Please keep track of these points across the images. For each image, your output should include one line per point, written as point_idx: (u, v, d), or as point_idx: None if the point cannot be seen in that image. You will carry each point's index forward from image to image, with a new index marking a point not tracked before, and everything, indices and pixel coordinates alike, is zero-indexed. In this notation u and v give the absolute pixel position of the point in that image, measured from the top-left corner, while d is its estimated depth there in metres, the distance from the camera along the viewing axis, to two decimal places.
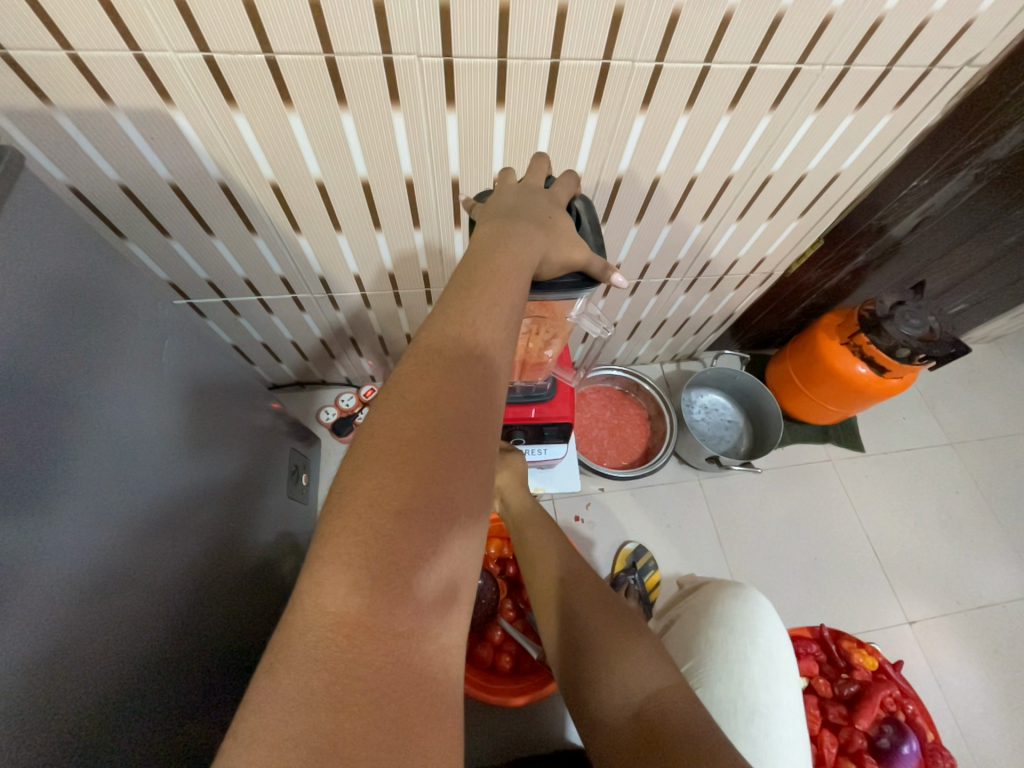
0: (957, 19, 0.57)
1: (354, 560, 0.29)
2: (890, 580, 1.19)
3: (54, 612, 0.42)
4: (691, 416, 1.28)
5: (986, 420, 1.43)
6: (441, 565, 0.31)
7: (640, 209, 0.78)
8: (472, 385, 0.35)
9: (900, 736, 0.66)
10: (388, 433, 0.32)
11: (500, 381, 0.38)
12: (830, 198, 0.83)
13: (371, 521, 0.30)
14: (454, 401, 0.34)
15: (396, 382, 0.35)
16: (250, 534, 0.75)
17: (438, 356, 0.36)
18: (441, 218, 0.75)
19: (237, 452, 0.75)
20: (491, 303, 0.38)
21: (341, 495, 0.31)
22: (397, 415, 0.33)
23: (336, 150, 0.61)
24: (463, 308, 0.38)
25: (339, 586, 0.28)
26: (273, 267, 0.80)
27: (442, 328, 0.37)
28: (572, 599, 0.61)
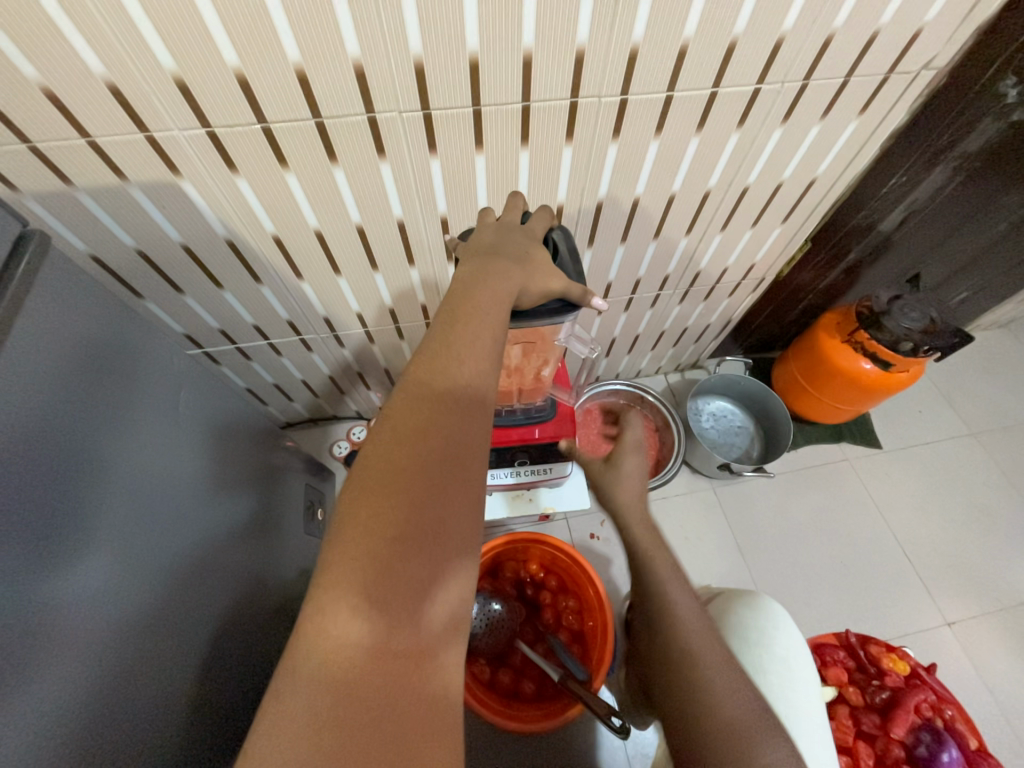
0: (907, 28, 0.59)
1: (355, 584, 0.31)
2: (922, 579, 1.15)
3: (91, 657, 0.44)
4: (699, 424, 1.27)
5: (1006, 406, 1.39)
6: (438, 587, 0.33)
7: (624, 228, 0.81)
8: (460, 414, 0.38)
9: (938, 744, 0.63)
10: (381, 463, 0.34)
11: (488, 407, 0.40)
12: (811, 202, 0.85)
13: (368, 546, 0.32)
14: (444, 429, 0.36)
15: (388, 414, 0.37)
16: (271, 573, 0.77)
17: (426, 388, 0.38)
18: (434, 254, 0.79)
19: (254, 492, 0.77)
20: (473, 335, 0.41)
21: (340, 523, 0.33)
22: (390, 443, 0.35)
23: (331, 202, 0.66)
24: (448, 341, 0.40)
25: (339, 610, 0.30)
26: (279, 312, 0.85)
27: (428, 361, 0.39)
28: (678, 622, 0.58)
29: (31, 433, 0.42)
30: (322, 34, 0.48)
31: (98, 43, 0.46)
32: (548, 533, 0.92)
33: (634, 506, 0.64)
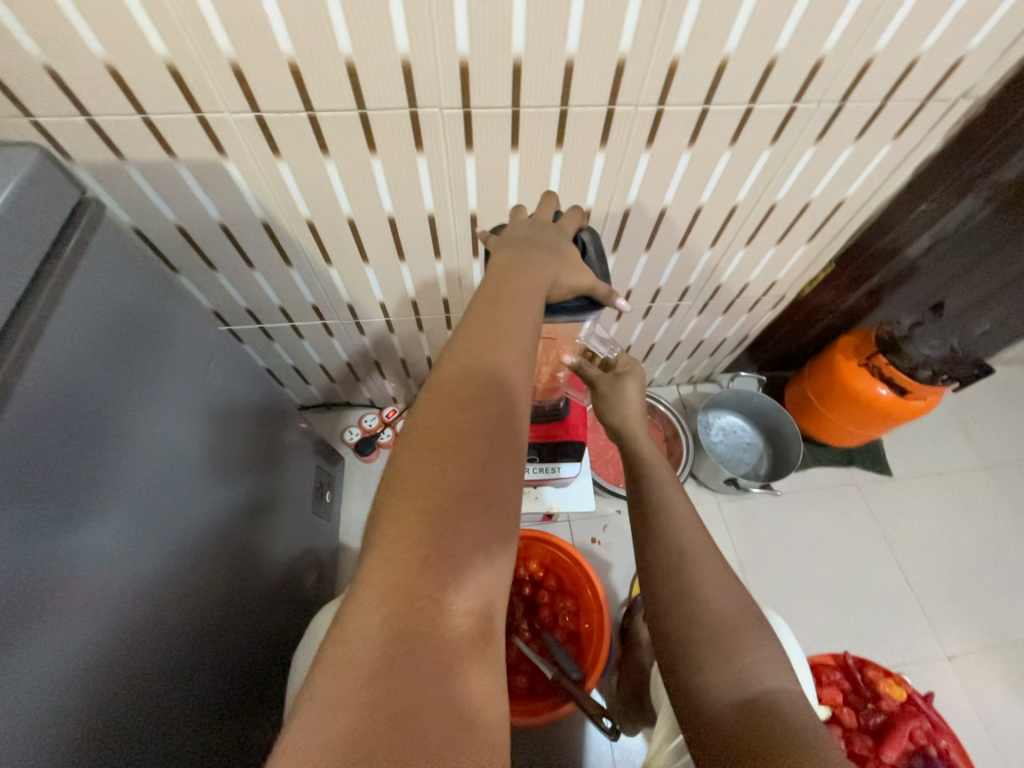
0: (948, 55, 0.59)
1: (409, 538, 0.33)
2: (925, 611, 1.13)
3: (102, 614, 0.46)
4: (709, 437, 1.27)
5: (1023, 443, 1.37)
6: (486, 548, 0.35)
7: (650, 235, 0.82)
8: (506, 387, 0.40)
9: None
10: (432, 429, 0.37)
11: (525, 391, 0.41)
12: (838, 222, 0.85)
13: (422, 503, 0.34)
14: (490, 401, 0.38)
15: (438, 385, 0.39)
16: (277, 548, 0.79)
17: (473, 362, 0.40)
18: (460, 248, 0.80)
19: (268, 468, 0.79)
20: (517, 314, 0.43)
21: (396, 482, 0.35)
22: (432, 421, 0.37)
23: (366, 191, 0.68)
24: (487, 326, 0.42)
25: (381, 571, 0.32)
26: (305, 295, 0.87)
27: (475, 337, 0.42)
28: (704, 589, 0.54)
29: (66, 396, 0.44)
30: (374, 27, 0.50)
31: (162, 23, 0.48)
32: (548, 532, 0.94)
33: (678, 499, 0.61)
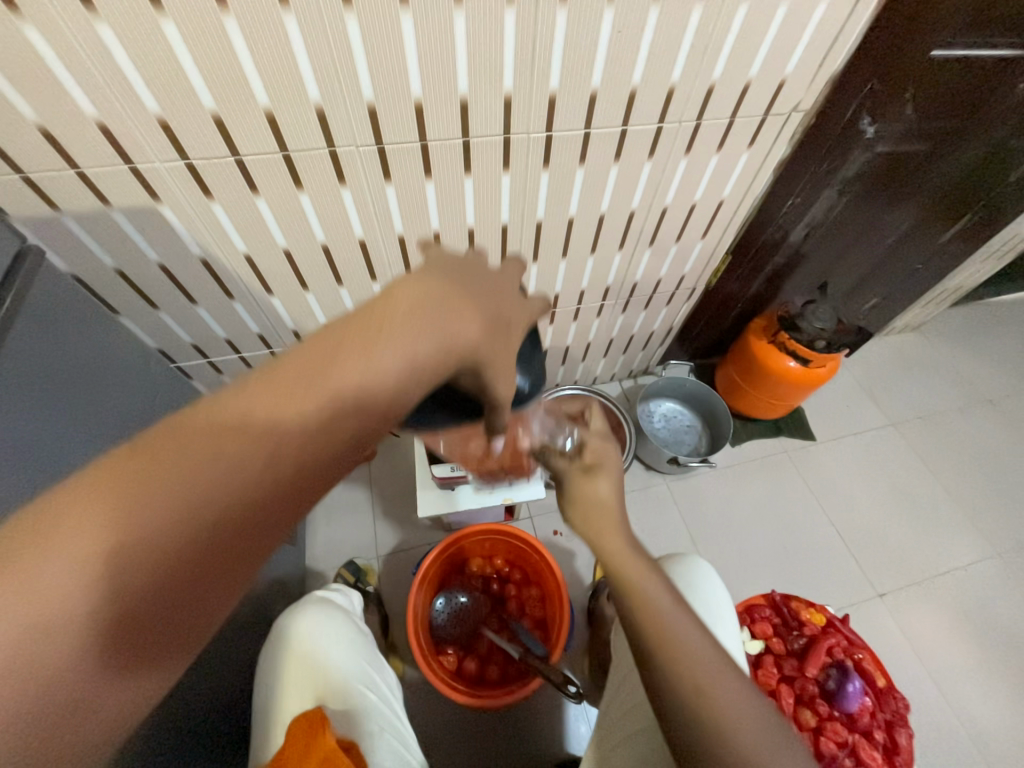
0: (773, 79, 0.73)
1: (127, 518, 0.27)
2: (856, 556, 1.25)
3: None
4: (651, 424, 1.38)
5: (921, 400, 1.56)
6: (209, 568, 0.29)
7: (563, 243, 0.92)
8: (345, 417, 0.32)
9: (844, 677, 0.73)
10: (240, 412, 0.30)
11: (373, 421, 0.33)
12: (723, 219, 0.99)
13: (160, 487, 0.28)
14: (302, 423, 0.31)
15: (285, 360, 0.32)
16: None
17: (335, 358, 0.32)
18: (394, 268, 0.87)
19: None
20: (420, 337, 0.34)
21: (167, 443, 0.29)
22: (207, 456, 0.29)
23: (298, 222, 0.74)
24: (365, 368, 0.32)
25: (76, 527, 0.26)
26: (250, 326, 0.91)
27: (358, 332, 0.33)
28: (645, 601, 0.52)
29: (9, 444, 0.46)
30: (287, 82, 0.57)
31: (91, 89, 0.54)
32: (507, 525, 0.99)
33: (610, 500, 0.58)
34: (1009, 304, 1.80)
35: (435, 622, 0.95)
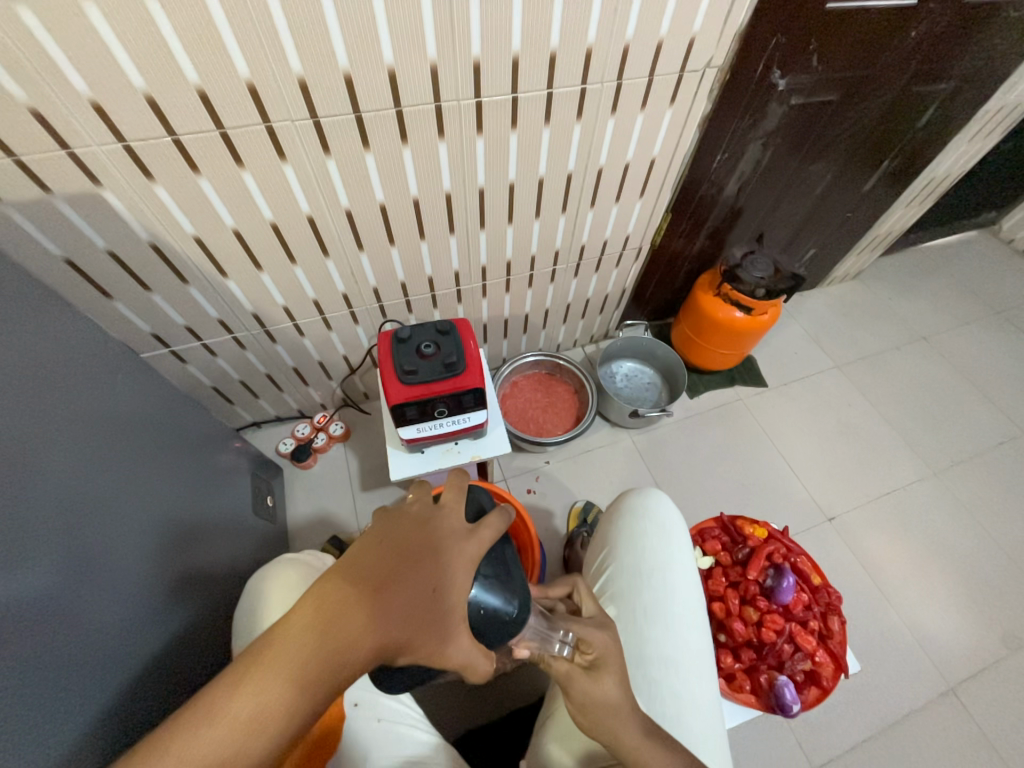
0: (683, 37, 0.78)
1: (286, 678, 0.33)
2: (807, 487, 1.36)
3: (37, 615, 0.51)
4: (613, 384, 1.45)
5: (862, 341, 1.67)
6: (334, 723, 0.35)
7: (508, 209, 0.96)
8: (435, 584, 0.40)
9: (780, 576, 0.83)
10: (360, 580, 0.38)
11: (453, 588, 0.41)
12: (658, 177, 1.04)
13: (313, 654, 0.34)
14: (408, 588, 0.39)
15: (387, 538, 0.41)
16: (198, 558, 0.84)
17: (418, 540, 0.42)
18: (345, 244, 0.91)
19: (176, 483, 0.84)
20: (478, 531, 0.45)
21: (307, 614, 0.35)
22: (311, 665, 0.34)
23: (243, 201, 0.77)
24: (413, 596, 0.38)
25: (247, 694, 0.32)
26: (209, 312, 0.93)
27: (427, 519, 0.43)
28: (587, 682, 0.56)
29: None
30: (215, 58, 0.60)
31: (18, 73, 0.55)
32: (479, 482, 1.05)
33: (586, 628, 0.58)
34: (935, 248, 1.94)
35: None
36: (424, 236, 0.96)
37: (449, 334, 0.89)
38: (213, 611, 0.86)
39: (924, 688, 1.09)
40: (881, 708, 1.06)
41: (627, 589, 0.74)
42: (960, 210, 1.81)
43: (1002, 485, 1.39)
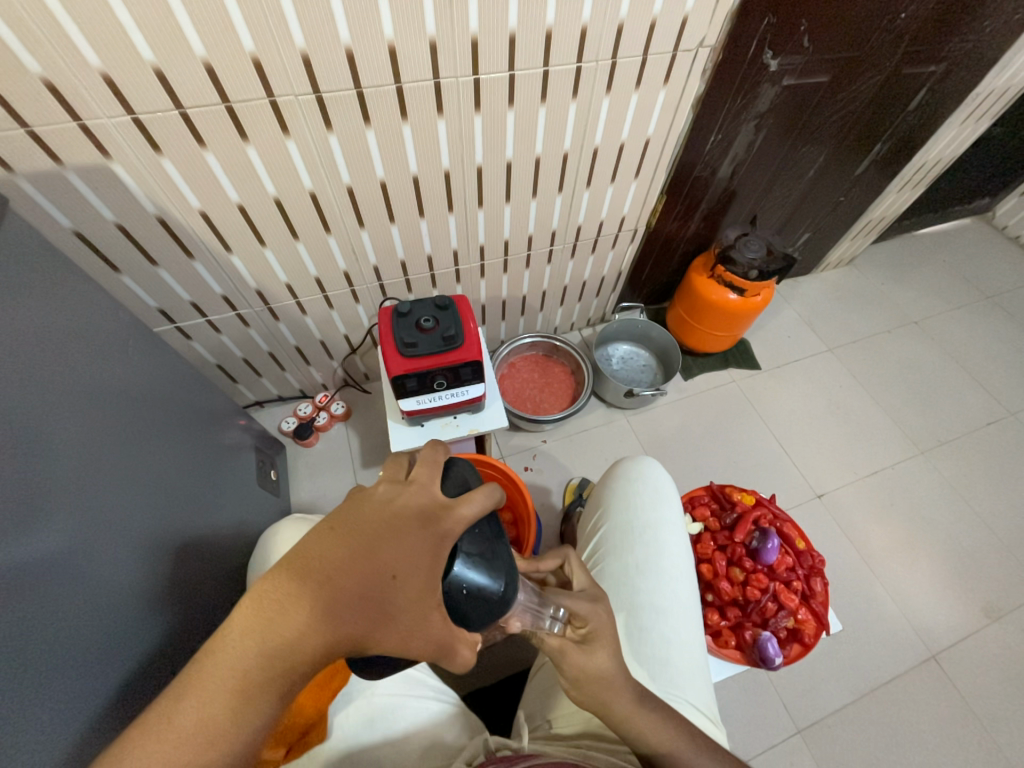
0: (676, 16, 0.80)
1: (257, 659, 0.32)
2: (798, 465, 1.40)
3: (49, 565, 0.54)
4: (609, 365, 1.48)
5: (854, 326, 1.70)
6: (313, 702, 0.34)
7: (505, 188, 0.99)
8: (412, 561, 0.37)
9: (766, 539, 0.88)
10: (331, 557, 0.35)
11: (431, 564, 0.38)
12: (652, 158, 1.07)
13: (284, 635, 0.32)
14: (381, 565, 0.36)
15: (358, 515, 0.37)
16: (202, 525, 0.87)
17: (392, 517, 0.38)
18: (347, 221, 0.93)
19: (182, 455, 0.87)
20: (458, 504, 0.40)
21: (279, 594, 0.33)
22: (249, 668, 0.32)
23: (248, 176, 0.79)
24: (362, 598, 0.34)
25: (218, 675, 0.32)
26: (213, 287, 0.96)
27: (402, 495, 0.40)
28: (581, 657, 0.57)
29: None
30: (221, 32, 0.62)
31: (32, 44, 0.57)
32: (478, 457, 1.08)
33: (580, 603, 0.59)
34: (929, 235, 1.96)
35: None
36: (424, 214, 0.98)
37: (448, 309, 0.92)
38: (219, 576, 0.90)
39: (907, 655, 1.13)
40: (865, 674, 1.10)
41: (621, 545, 0.77)
42: (952, 198, 1.84)
43: (989, 464, 1.43)
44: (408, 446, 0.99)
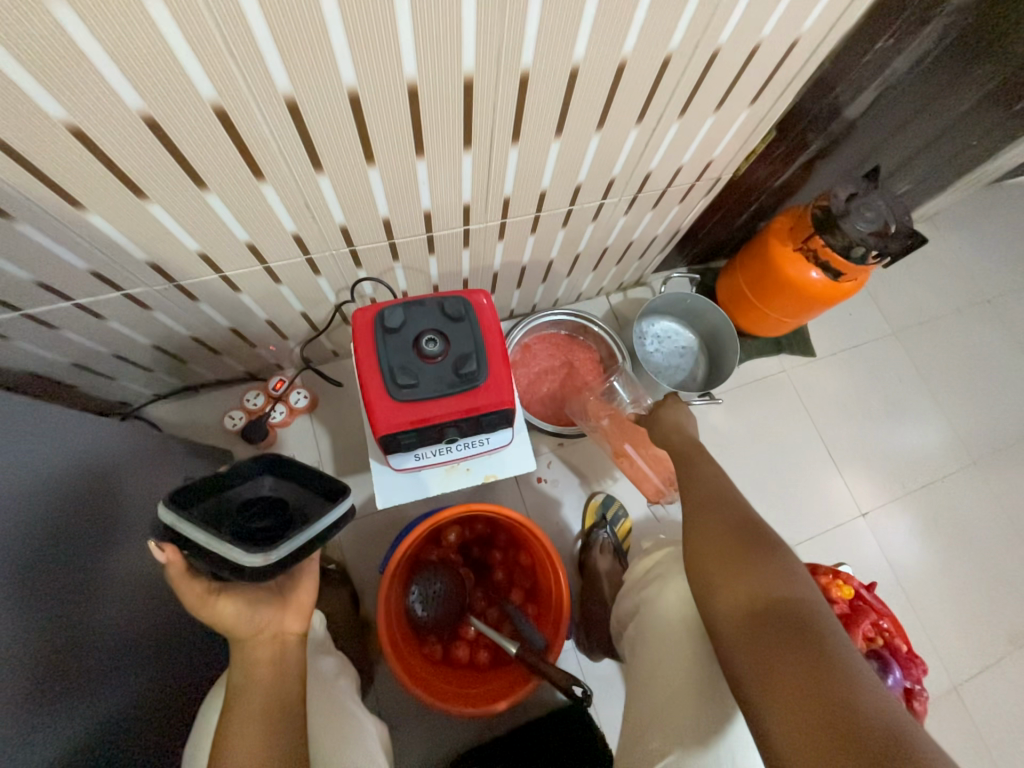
0: None
1: (257, 657, 0.59)
2: (843, 477, 1.24)
3: None
4: (644, 348, 1.18)
5: (926, 303, 1.42)
6: (298, 661, 0.62)
7: (560, 115, 0.61)
8: (245, 601, 0.60)
9: (884, 668, 0.64)
10: (232, 616, 0.59)
11: (246, 612, 0.60)
12: (786, 74, 0.70)
13: (243, 655, 0.59)
14: (244, 596, 0.60)
15: (224, 606, 0.59)
16: (123, 627, 0.60)
17: (214, 594, 0.59)
18: (292, 162, 0.55)
19: (77, 525, 0.59)
20: (228, 599, 0.59)
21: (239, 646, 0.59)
22: (258, 668, 0.59)
23: (78, 72, 0.40)
24: (235, 617, 0.59)
25: (243, 685, 0.58)
26: (72, 261, 0.58)
27: (211, 606, 0.58)
28: (704, 476, 0.79)
29: None
30: None
31: None
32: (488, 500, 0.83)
33: (708, 466, 0.81)
34: None
35: (413, 613, 0.83)
36: (424, 152, 0.60)
37: (463, 322, 0.60)
38: (162, 684, 0.64)
39: (931, 687, 1.08)
40: None
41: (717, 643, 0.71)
42: None
43: None
44: (401, 501, 0.72)
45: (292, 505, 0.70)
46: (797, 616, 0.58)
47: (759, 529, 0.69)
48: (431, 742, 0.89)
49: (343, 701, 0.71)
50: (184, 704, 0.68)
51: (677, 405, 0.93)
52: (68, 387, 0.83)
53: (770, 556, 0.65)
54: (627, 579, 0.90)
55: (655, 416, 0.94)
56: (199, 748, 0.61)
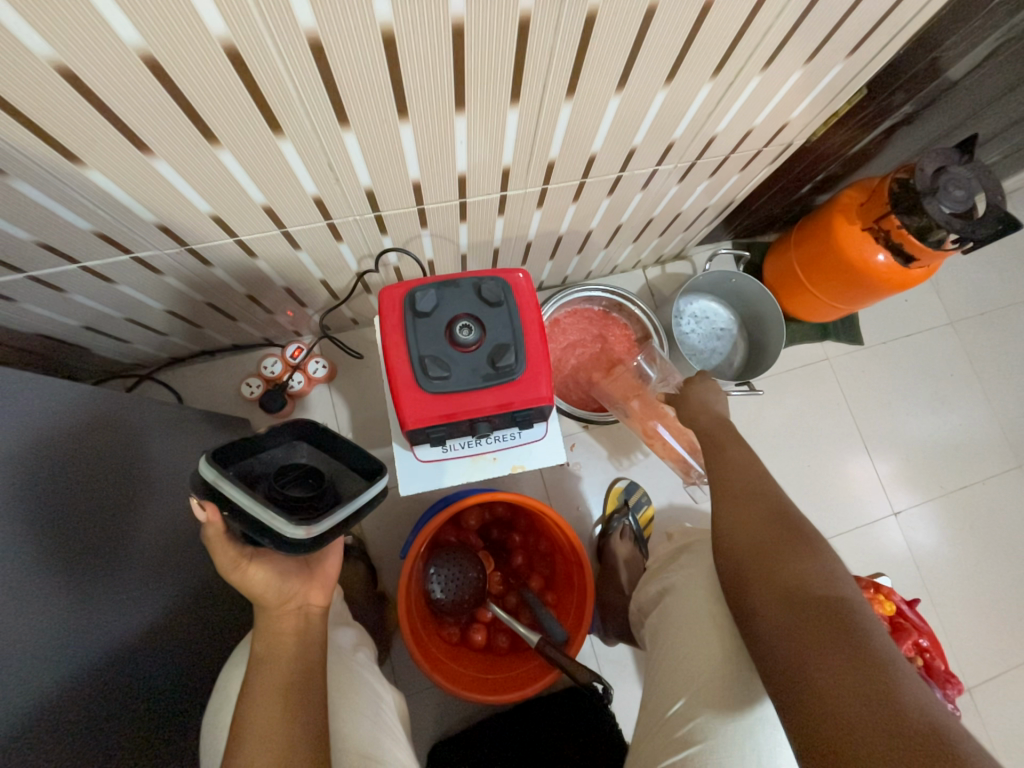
0: None
1: (282, 630, 0.58)
2: (879, 474, 1.18)
3: None
4: (681, 329, 1.10)
5: (994, 290, 1.29)
6: (320, 634, 0.60)
7: (626, 66, 0.51)
8: (274, 569, 0.59)
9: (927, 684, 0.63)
10: (259, 584, 0.58)
11: (273, 581, 0.58)
12: (895, 21, 0.58)
13: (269, 626, 0.58)
14: (273, 564, 0.59)
15: (253, 575, 0.57)
16: (150, 610, 0.58)
17: (245, 560, 0.57)
18: (313, 114, 0.47)
19: (108, 498, 0.57)
20: (258, 567, 0.57)
21: (265, 616, 0.58)
22: (282, 639, 0.57)
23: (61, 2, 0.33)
24: (261, 585, 0.58)
25: (268, 656, 0.56)
26: (74, 220, 0.53)
27: (240, 572, 0.56)
28: (735, 459, 0.73)
29: None
30: None
31: None
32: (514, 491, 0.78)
33: (742, 450, 0.75)
34: None
35: (431, 596, 0.82)
36: (464, 107, 0.52)
37: (501, 307, 0.55)
38: (189, 659, 0.64)
39: None
40: None
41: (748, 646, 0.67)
42: None
43: None
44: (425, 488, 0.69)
45: (328, 476, 0.66)
46: (829, 613, 0.52)
47: (796, 521, 0.63)
48: (440, 709, 0.92)
49: (361, 674, 0.69)
50: (212, 674, 0.68)
51: (710, 386, 0.87)
52: (82, 347, 0.80)
53: (806, 550, 0.59)
54: (650, 571, 0.88)
55: (682, 394, 0.88)
56: (220, 714, 0.60)
